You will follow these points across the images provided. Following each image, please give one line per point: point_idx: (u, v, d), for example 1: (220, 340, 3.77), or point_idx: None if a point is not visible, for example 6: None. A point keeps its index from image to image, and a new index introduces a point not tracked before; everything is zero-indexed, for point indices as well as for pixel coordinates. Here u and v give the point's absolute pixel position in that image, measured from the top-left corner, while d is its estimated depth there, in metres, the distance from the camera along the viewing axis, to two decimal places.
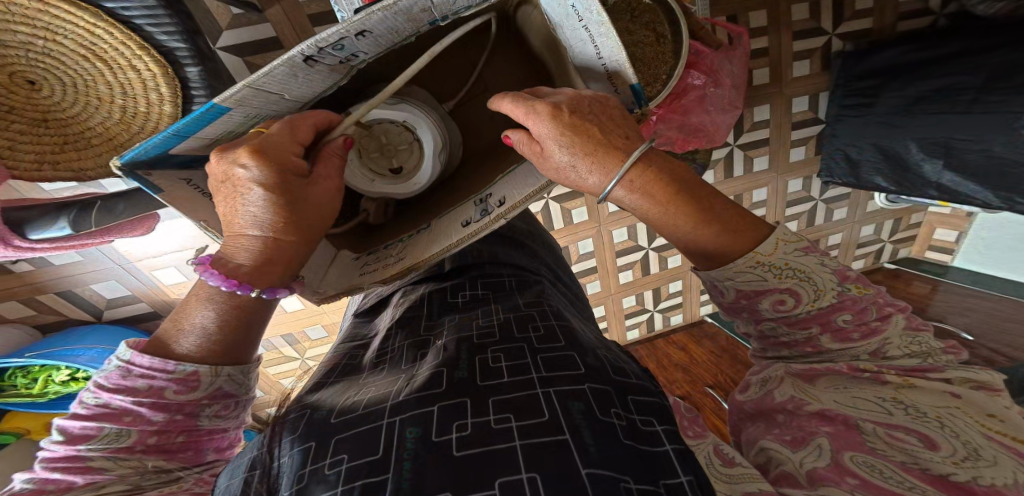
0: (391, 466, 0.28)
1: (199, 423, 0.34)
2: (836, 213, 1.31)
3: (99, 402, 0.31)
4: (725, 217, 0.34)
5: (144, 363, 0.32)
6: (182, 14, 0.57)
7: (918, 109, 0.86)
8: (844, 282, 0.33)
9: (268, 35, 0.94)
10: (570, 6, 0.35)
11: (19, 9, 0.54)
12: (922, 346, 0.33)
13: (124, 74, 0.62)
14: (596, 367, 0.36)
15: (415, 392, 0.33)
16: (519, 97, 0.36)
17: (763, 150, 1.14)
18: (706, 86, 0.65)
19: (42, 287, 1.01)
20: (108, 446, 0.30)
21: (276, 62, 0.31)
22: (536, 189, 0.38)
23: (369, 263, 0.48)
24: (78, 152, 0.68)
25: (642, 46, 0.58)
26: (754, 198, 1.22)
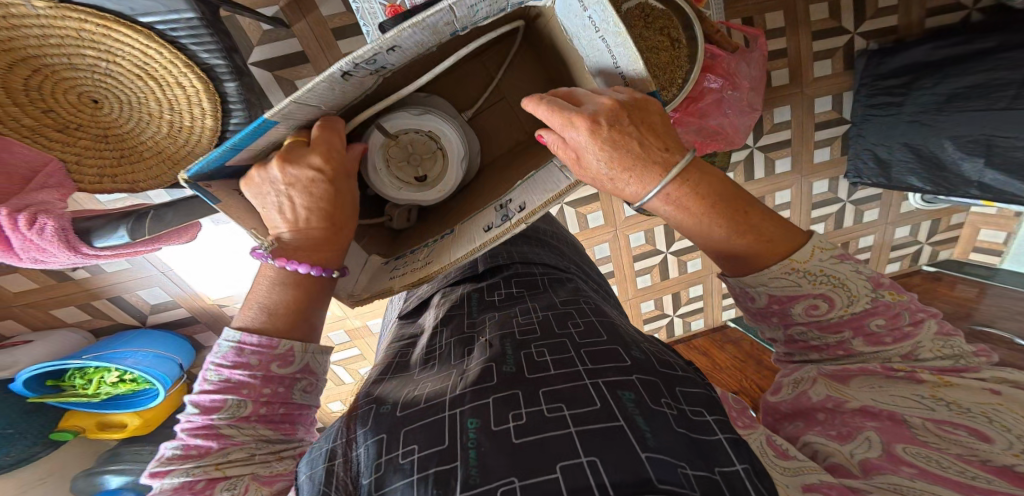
0: (459, 455, 0.29)
1: (295, 397, 0.38)
2: (866, 215, 1.27)
3: (222, 377, 0.35)
4: (761, 230, 0.34)
5: (254, 341, 0.36)
6: (219, 32, 0.65)
7: (951, 107, 0.83)
8: (878, 288, 0.33)
9: (296, 50, 1.00)
10: (588, 17, 0.36)
11: (88, 34, 0.60)
12: (953, 348, 0.33)
13: (172, 91, 0.67)
14: (642, 359, 0.37)
15: (470, 386, 0.34)
16: (557, 104, 0.35)
17: (786, 151, 1.12)
18: (723, 89, 0.65)
19: (97, 294, 1.08)
20: (232, 415, 0.34)
21: (318, 78, 0.34)
22: (555, 195, 0.39)
23: (398, 267, 0.49)
24: (131, 166, 0.74)
25: (655, 52, 0.59)
26: (777, 200, 1.20)
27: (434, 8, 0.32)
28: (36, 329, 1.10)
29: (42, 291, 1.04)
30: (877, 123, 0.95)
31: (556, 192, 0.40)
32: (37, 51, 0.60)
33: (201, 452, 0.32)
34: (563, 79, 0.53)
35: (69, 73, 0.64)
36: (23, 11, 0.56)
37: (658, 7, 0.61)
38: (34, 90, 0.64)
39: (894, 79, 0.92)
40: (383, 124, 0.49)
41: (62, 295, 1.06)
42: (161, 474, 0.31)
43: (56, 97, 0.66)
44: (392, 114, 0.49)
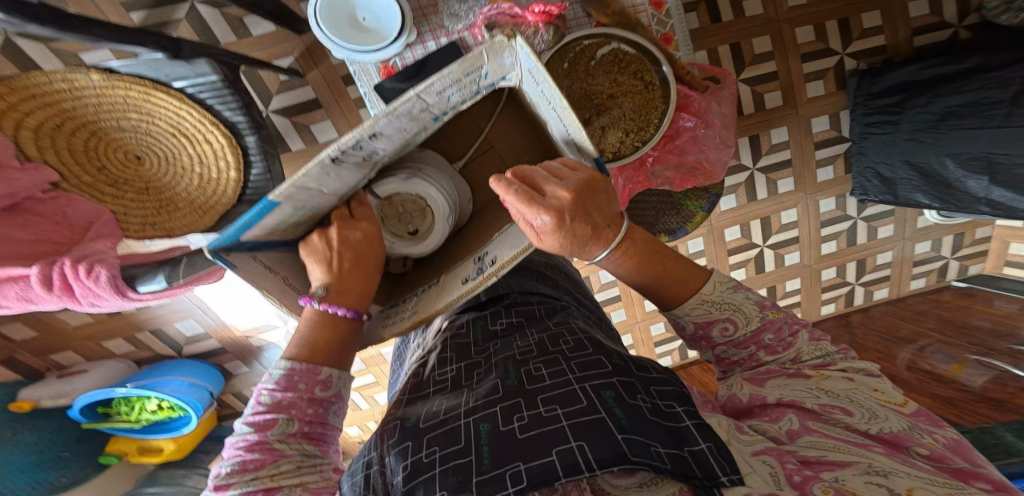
0: (473, 450, 0.33)
1: (329, 419, 0.41)
2: (880, 231, 1.24)
3: (276, 399, 0.37)
4: (676, 270, 0.41)
5: (304, 364, 0.39)
6: (240, 91, 0.73)
7: (946, 125, 0.82)
8: (763, 309, 0.41)
9: (307, 97, 1.09)
10: (541, 92, 0.40)
11: (134, 100, 0.70)
12: (822, 348, 0.40)
13: (200, 146, 0.76)
14: (622, 365, 0.40)
15: (481, 398, 0.38)
16: (525, 194, 0.36)
17: (786, 172, 1.15)
18: (697, 128, 0.68)
19: (141, 327, 1.18)
20: (285, 432, 0.37)
21: (311, 164, 0.39)
22: (520, 250, 0.42)
23: (391, 315, 0.54)
24: (167, 215, 0.81)
25: (627, 99, 0.65)
26: (783, 219, 1.22)
27: (403, 98, 0.36)
28: (89, 358, 1.20)
29: (94, 324, 1.15)
30: (876, 142, 0.96)
31: (522, 247, 0.42)
32: (95, 116, 0.71)
33: (256, 468, 0.34)
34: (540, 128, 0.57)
35: (119, 132, 0.74)
36: (82, 84, 0.66)
37: (628, 51, 0.64)
38: (93, 148, 0.74)
39: (886, 98, 0.95)
40: (375, 189, 0.54)
41: (111, 327, 1.17)
42: (224, 486, 0.33)
43: (109, 154, 0.76)
44: (383, 179, 0.54)
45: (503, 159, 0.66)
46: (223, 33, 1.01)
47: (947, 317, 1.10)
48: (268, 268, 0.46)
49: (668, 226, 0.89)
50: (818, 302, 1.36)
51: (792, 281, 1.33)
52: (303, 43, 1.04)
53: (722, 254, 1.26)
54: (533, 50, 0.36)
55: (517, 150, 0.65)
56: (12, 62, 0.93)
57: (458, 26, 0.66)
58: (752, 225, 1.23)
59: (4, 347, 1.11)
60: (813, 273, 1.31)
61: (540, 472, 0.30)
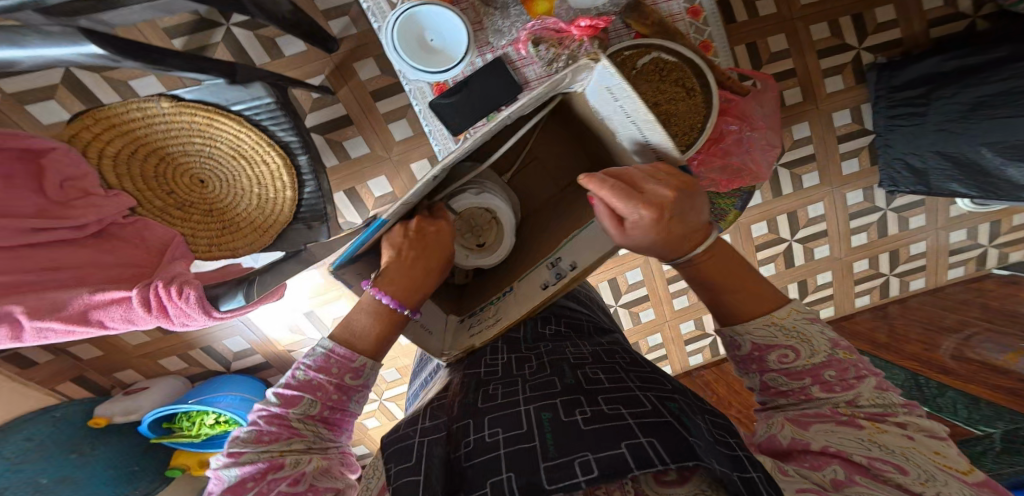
0: (536, 435, 0.39)
1: (349, 406, 0.44)
2: (912, 221, 1.25)
3: (307, 378, 0.41)
4: (753, 287, 0.43)
5: (343, 350, 0.42)
6: (293, 115, 0.86)
7: (977, 115, 0.84)
8: (835, 347, 0.40)
9: (339, 114, 1.13)
10: (620, 107, 0.43)
11: (200, 127, 0.85)
12: (884, 398, 0.38)
13: (258, 167, 0.90)
14: (680, 389, 0.48)
15: (540, 391, 0.45)
16: (625, 193, 0.39)
17: (810, 167, 1.17)
18: (742, 131, 0.73)
19: (192, 345, 1.22)
20: (306, 411, 0.40)
21: (417, 185, 0.44)
22: (602, 256, 0.48)
23: (474, 325, 0.59)
24: (232, 235, 0.95)
25: (671, 106, 0.66)
26: (810, 213, 1.23)
27: (495, 122, 0.42)
28: (148, 376, 1.25)
29: (152, 343, 1.20)
30: (902, 133, 0.97)
31: (603, 253, 0.49)
32: (164, 141, 0.86)
33: (269, 439, 0.38)
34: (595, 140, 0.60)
35: (184, 156, 0.90)
36: (153, 112, 0.83)
37: (668, 60, 0.66)
38: (162, 170, 0.90)
39: (910, 90, 0.96)
40: (452, 204, 0.57)
41: (168, 346, 1.21)
42: (238, 452, 0.37)
43: (176, 175, 0.91)
44: (458, 196, 0.57)
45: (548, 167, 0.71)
46: (258, 54, 1.05)
47: (994, 305, 1.07)
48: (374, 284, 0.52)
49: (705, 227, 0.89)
50: (851, 296, 1.36)
51: (824, 274, 1.33)
52: (333, 62, 1.07)
53: (751, 250, 1.28)
54: (618, 69, 0.38)
55: (562, 160, 0.71)
56: (72, 93, 0.97)
57: (503, 42, 0.71)
58: (779, 221, 1.25)
59: (75, 367, 1.14)
60: (844, 266, 1.31)
61: (610, 460, 0.34)
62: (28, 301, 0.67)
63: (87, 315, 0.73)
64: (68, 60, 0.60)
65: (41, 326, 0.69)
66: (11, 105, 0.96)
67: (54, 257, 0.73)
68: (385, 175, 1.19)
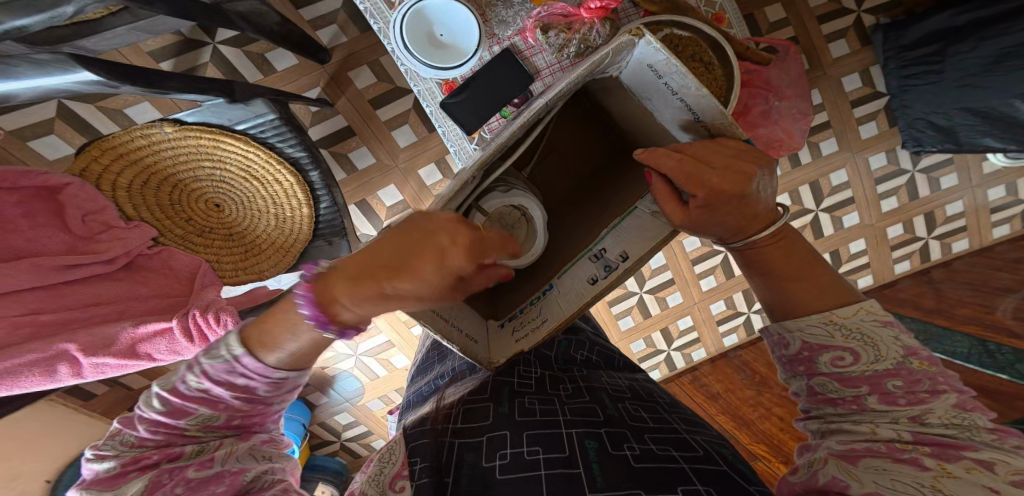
0: (581, 462, 0.43)
1: (271, 404, 0.40)
2: (943, 182, 1.22)
3: (200, 388, 0.36)
4: (821, 284, 0.42)
5: (249, 365, 0.36)
6: (300, 133, 0.88)
7: (1003, 66, 0.79)
8: (908, 355, 0.38)
9: (341, 126, 1.11)
10: (664, 83, 0.43)
11: (207, 150, 0.87)
12: (964, 419, 0.34)
13: (271, 188, 0.94)
14: (720, 439, 0.52)
15: (584, 419, 0.49)
16: (686, 164, 0.40)
17: (827, 133, 1.16)
18: (769, 101, 0.73)
19: None
20: (201, 422, 0.37)
21: (458, 187, 0.45)
22: (658, 243, 0.48)
23: (518, 329, 0.58)
24: (254, 258, 0.99)
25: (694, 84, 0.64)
26: (834, 181, 1.22)
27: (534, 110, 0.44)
28: None
29: None
30: (918, 92, 0.94)
31: (658, 240, 0.49)
32: (172, 166, 0.89)
33: (158, 444, 0.36)
34: (626, 120, 0.61)
35: (196, 181, 0.92)
36: (157, 138, 0.84)
37: (682, 35, 0.64)
38: (176, 196, 0.92)
39: (923, 48, 0.91)
40: (483, 205, 0.61)
41: None
42: (108, 455, 0.35)
43: (191, 200, 0.94)
44: (489, 196, 0.60)
45: (564, 160, 0.77)
46: (248, 71, 1.01)
47: None
48: None
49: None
50: (889, 262, 1.32)
51: (856, 242, 1.30)
52: (326, 73, 1.05)
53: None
54: (662, 44, 0.39)
55: (579, 152, 0.76)
56: (70, 126, 0.98)
57: (508, 32, 0.70)
58: (801, 192, 1.23)
59: (125, 397, 1.22)
60: (877, 233, 1.28)
61: None
62: (79, 337, 0.69)
63: (135, 349, 0.73)
64: (66, 87, 0.60)
65: (98, 362, 0.71)
66: (14, 144, 0.96)
67: (95, 292, 0.75)
68: (394, 183, 1.18)
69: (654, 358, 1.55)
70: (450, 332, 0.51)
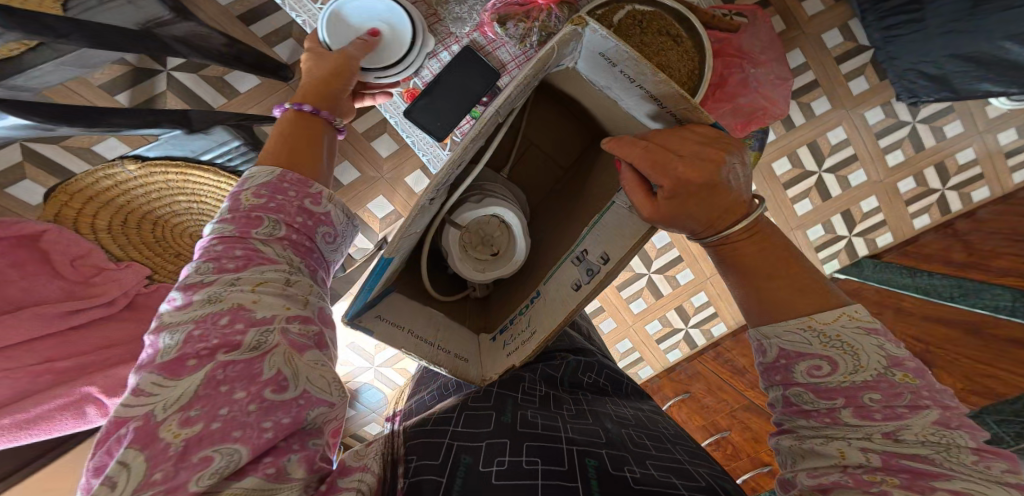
0: (580, 478, 0.39)
1: (318, 235, 0.45)
2: (948, 130, 1.20)
3: (255, 205, 0.41)
4: (804, 282, 0.40)
5: (291, 174, 0.44)
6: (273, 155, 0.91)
7: (983, 10, 0.77)
8: (891, 366, 0.36)
9: None
10: (619, 72, 0.39)
11: (179, 184, 0.87)
12: (941, 436, 0.33)
13: None
14: (719, 470, 0.48)
15: (584, 438, 0.46)
16: (652, 152, 0.38)
17: (816, 92, 1.18)
18: (746, 68, 0.70)
19: None
20: (267, 235, 0.41)
21: (412, 212, 0.41)
22: (637, 241, 0.44)
23: (508, 343, 0.55)
24: None
25: (666, 55, 0.60)
26: (832, 138, 1.23)
27: (484, 118, 0.39)
28: None
29: None
30: (903, 42, 0.90)
31: (637, 238, 0.44)
32: (147, 205, 0.88)
33: (240, 264, 0.39)
34: (600, 108, 0.56)
35: (174, 216, 0.93)
36: (123, 177, 0.80)
37: (646, 10, 0.61)
38: (158, 233, 0.94)
39: None
40: (456, 219, 0.58)
41: None
42: (197, 287, 0.37)
43: (175, 234, 0.96)
44: (460, 209, 0.58)
45: (546, 154, 0.74)
46: (211, 96, 0.98)
47: None
48: (397, 324, 0.52)
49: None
50: (906, 218, 1.31)
51: (868, 200, 1.30)
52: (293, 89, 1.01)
53: (777, 188, 1.29)
54: (609, 31, 0.35)
55: (560, 146, 0.73)
56: (41, 169, 0.95)
57: (466, 29, 0.68)
58: (801, 154, 1.26)
59: None
60: (888, 189, 1.28)
61: None
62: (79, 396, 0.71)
63: None
64: None
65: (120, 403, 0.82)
66: None
67: None
68: (382, 194, 1.22)
69: (673, 338, 1.56)
70: (438, 357, 0.51)
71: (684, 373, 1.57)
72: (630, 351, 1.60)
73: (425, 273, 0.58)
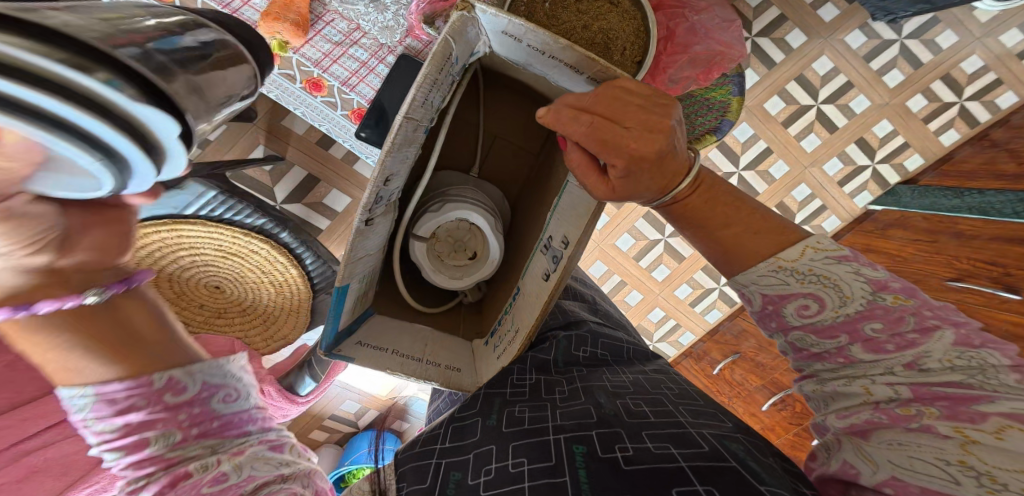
0: (568, 469, 0.37)
1: (218, 410, 0.32)
2: (941, 42, 1.13)
3: (117, 425, 0.29)
4: (758, 224, 0.37)
5: (120, 392, 0.29)
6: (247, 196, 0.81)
7: None
8: (878, 291, 0.33)
9: (302, 175, 1.16)
10: (530, 46, 0.38)
11: (175, 240, 0.80)
12: (967, 358, 0.31)
13: (255, 259, 0.86)
14: (736, 426, 0.45)
15: (573, 419, 0.43)
16: (597, 121, 0.35)
17: (788, 26, 1.13)
18: (692, 17, 0.67)
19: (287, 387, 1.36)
20: (158, 445, 0.29)
21: (352, 237, 0.40)
22: (591, 216, 0.42)
23: (497, 347, 0.53)
24: (275, 323, 0.94)
25: (605, 17, 0.57)
26: (819, 71, 1.18)
27: (393, 128, 0.36)
28: None
29: None
30: None
31: (590, 213, 0.43)
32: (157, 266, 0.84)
33: (159, 469, 0.29)
34: (547, 81, 0.53)
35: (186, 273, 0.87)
36: None
37: None
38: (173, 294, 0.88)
39: None
40: (418, 232, 0.57)
41: None
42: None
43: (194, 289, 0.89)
44: (420, 220, 0.57)
45: (510, 142, 0.70)
46: None
47: None
48: (377, 347, 0.50)
49: (712, 125, 0.93)
50: (930, 136, 1.21)
51: (880, 125, 1.22)
52: (263, 129, 1.10)
53: (778, 129, 1.26)
54: (498, 9, 0.34)
55: (517, 132, 0.68)
56: None
57: (398, 36, 0.75)
58: (791, 89, 1.21)
59: None
60: (897, 110, 1.20)
61: None
62: None
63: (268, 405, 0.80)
64: None
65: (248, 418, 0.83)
66: None
67: None
68: None
69: (707, 299, 1.52)
70: (427, 372, 0.50)
71: (728, 333, 1.52)
72: (664, 319, 1.56)
73: (399, 287, 0.57)
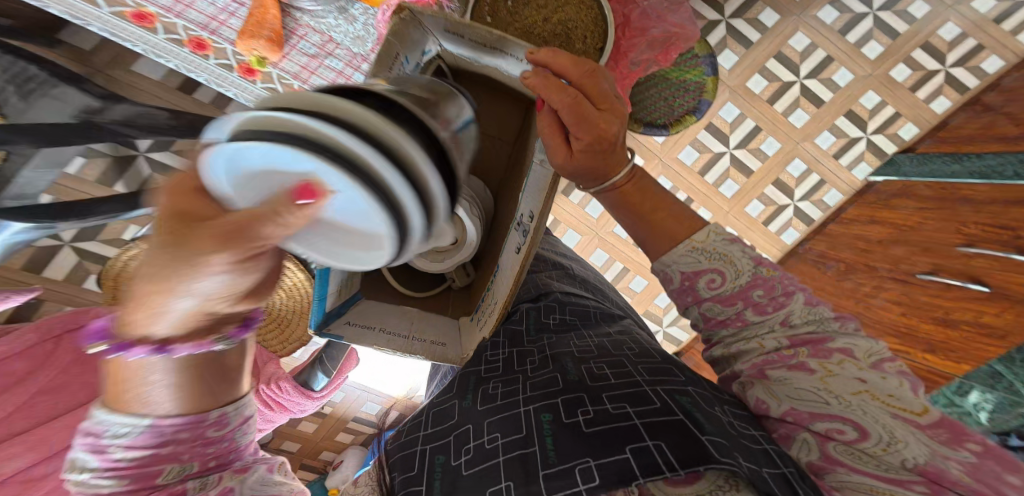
0: (536, 439, 0.40)
1: (238, 441, 0.35)
2: (914, 11, 1.14)
3: (133, 456, 0.29)
4: (671, 208, 0.43)
5: (177, 420, 0.31)
6: None
7: None
8: (758, 265, 0.39)
9: None
10: None
11: None
12: (815, 313, 0.38)
13: None
14: (692, 377, 0.46)
15: (540, 390, 0.45)
16: (577, 103, 0.39)
17: (760, 6, 1.16)
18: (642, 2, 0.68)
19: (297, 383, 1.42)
20: (182, 473, 0.31)
21: None
22: (548, 191, 0.47)
23: (482, 317, 0.58)
24: (290, 325, 0.97)
25: (566, 12, 0.60)
26: (795, 47, 1.20)
27: None
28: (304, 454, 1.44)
29: None
30: None
31: (547, 189, 0.47)
32: None
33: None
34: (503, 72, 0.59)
35: None
36: None
37: None
38: None
39: None
40: None
41: None
42: None
43: None
44: None
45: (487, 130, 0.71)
46: None
47: None
48: (363, 325, 0.54)
49: (690, 105, 0.95)
50: (920, 105, 1.22)
51: (867, 96, 1.24)
52: None
53: (764, 108, 1.29)
54: None
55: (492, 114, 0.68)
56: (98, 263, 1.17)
57: (368, 45, 0.86)
58: (772, 67, 1.23)
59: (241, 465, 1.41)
60: (881, 80, 1.21)
61: (611, 466, 0.35)
62: None
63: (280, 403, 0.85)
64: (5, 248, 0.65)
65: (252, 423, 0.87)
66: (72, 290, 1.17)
67: None
68: None
69: None
70: (412, 346, 0.54)
71: None
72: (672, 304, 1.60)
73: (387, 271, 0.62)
